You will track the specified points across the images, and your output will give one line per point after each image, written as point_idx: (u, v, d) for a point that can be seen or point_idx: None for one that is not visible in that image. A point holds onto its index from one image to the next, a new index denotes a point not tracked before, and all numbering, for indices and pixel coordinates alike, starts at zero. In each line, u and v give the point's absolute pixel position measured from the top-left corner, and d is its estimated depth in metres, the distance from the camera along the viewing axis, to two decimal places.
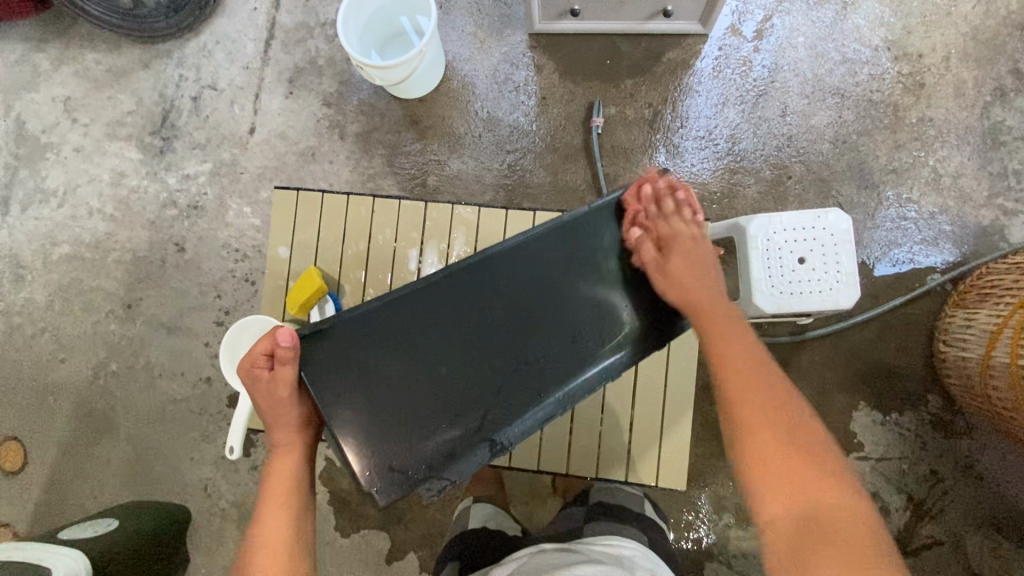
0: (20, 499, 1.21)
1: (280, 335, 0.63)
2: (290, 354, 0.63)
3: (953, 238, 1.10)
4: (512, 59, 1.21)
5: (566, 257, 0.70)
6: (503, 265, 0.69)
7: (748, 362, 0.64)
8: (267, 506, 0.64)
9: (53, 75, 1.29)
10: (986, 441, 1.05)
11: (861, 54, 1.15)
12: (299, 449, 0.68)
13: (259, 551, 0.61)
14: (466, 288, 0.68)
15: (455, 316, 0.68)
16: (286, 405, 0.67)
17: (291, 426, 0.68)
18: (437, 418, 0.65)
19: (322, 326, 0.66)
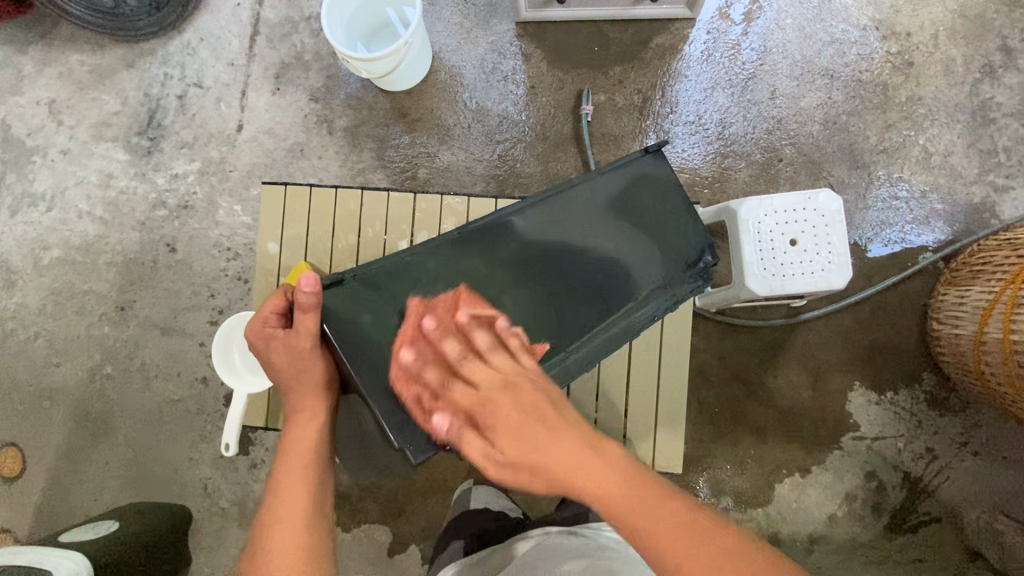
0: (20, 504, 1.21)
1: (303, 280, 0.62)
2: (313, 299, 0.63)
3: (944, 216, 1.10)
4: (499, 49, 1.20)
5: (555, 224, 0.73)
6: (501, 239, 0.72)
7: (628, 486, 0.50)
8: (286, 472, 0.63)
9: (37, 77, 1.27)
10: (981, 417, 1.05)
11: (850, 34, 1.15)
12: (320, 412, 0.68)
13: (280, 517, 0.60)
14: (472, 260, 0.71)
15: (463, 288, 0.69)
16: (309, 363, 0.67)
17: (315, 386, 0.67)
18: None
19: (343, 278, 0.67)
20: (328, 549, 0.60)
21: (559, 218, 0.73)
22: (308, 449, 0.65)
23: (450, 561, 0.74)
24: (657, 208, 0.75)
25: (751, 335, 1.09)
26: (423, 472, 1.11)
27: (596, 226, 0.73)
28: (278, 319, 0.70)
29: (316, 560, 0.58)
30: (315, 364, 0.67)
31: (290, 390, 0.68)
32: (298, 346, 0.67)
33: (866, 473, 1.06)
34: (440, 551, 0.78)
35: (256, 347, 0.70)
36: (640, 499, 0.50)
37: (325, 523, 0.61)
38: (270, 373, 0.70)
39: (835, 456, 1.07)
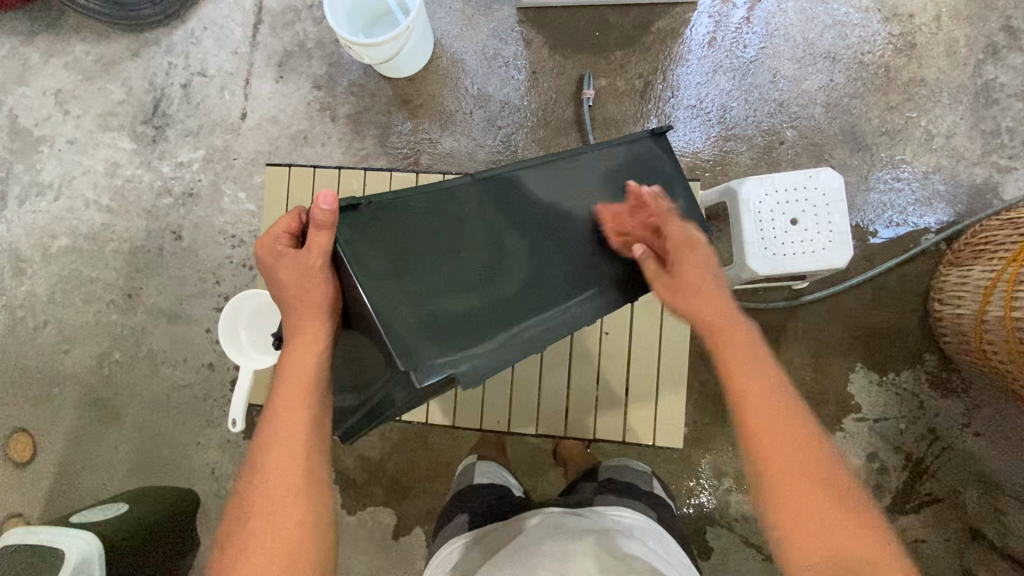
0: (32, 488, 1.23)
1: (320, 196, 0.59)
2: (328, 219, 0.60)
3: (946, 198, 1.10)
4: (501, 35, 1.21)
5: (562, 180, 0.72)
6: (495, 196, 0.69)
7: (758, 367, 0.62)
8: (287, 393, 0.61)
9: (43, 67, 1.29)
10: (983, 398, 1.05)
11: (852, 17, 1.14)
12: (321, 336, 0.64)
13: (274, 445, 0.60)
14: (469, 210, 0.68)
15: (444, 246, 0.66)
16: (315, 283, 0.64)
17: (319, 309, 0.64)
18: (445, 325, 0.62)
19: (359, 204, 0.64)
20: (324, 473, 0.61)
21: (560, 180, 0.72)
22: (306, 376, 0.62)
23: (455, 532, 0.74)
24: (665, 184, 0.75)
25: (753, 318, 1.10)
26: (427, 455, 1.12)
27: (597, 192, 0.72)
28: (290, 239, 0.69)
29: (310, 487, 0.59)
30: (321, 288, 0.63)
31: (293, 308, 0.65)
32: (305, 265, 0.63)
33: (868, 454, 1.06)
34: (444, 523, 0.78)
35: (265, 265, 0.68)
36: (754, 364, 0.62)
37: (323, 448, 0.62)
38: (275, 291, 0.67)
39: (837, 438, 1.07)
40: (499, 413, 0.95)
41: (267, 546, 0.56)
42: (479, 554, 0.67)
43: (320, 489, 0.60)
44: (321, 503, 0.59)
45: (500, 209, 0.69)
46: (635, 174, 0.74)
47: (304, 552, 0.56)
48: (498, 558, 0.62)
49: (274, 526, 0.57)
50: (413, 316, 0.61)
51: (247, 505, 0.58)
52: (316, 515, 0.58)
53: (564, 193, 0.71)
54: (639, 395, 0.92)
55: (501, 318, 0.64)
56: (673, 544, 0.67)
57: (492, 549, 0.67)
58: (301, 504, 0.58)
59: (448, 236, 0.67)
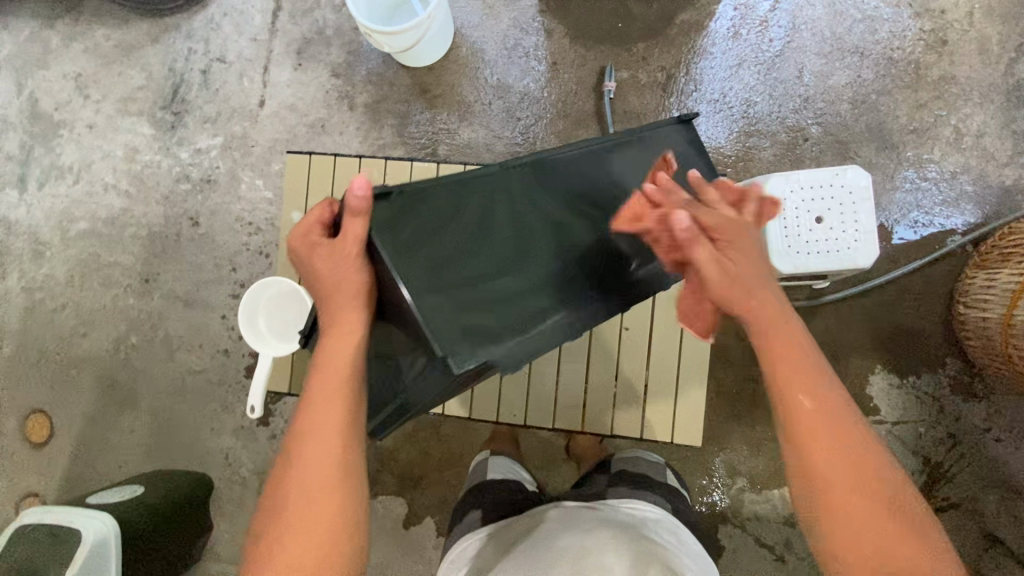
0: (49, 469, 1.25)
1: (355, 182, 0.55)
2: (364, 207, 0.55)
3: (974, 199, 1.08)
4: (522, 25, 1.19)
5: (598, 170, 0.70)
6: (532, 181, 0.66)
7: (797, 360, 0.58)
8: (323, 388, 0.59)
9: (64, 51, 1.29)
10: (1005, 403, 1.04)
11: (882, 11, 1.12)
12: (357, 329, 0.61)
13: (312, 436, 0.59)
14: (506, 195, 0.65)
15: (476, 233, 0.62)
16: (349, 274, 0.60)
17: (352, 301, 0.60)
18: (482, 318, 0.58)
19: (390, 191, 0.59)
20: (359, 464, 0.61)
21: (598, 169, 0.70)
22: (341, 369, 0.59)
23: (470, 525, 0.74)
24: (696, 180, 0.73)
25: None
26: (440, 446, 1.12)
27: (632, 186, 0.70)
28: (322, 228, 0.65)
29: (348, 478, 0.59)
30: (357, 275, 0.60)
31: (328, 298, 0.61)
32: (341, 253, 0.60)
33: None
34: (458, 519, 0.78)
35: (300, 254, 0.66)
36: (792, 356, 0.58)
37: (359, 440, 0.61)
38: (310, 281, 0.64)
39: None
40: (515, 406, 0.95)
41: (304, 536, 0.57)
42: (498, 548, 0.67)
43: (356, 480, 0.60)
44: (359, 493, 0.60)
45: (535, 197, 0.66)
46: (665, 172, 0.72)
47: (342, 539, 0.58)
48: (517, 551, 0.62)
49: (312, 515, 0.58)
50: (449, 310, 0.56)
51: (284, 493, 0.59)
52: (352, 505, 0.59)
53: (599, 184, 0.69)
54: (656, 391, 0.92)
55: (538, 308, 0.62)
56: (690, 537, 0.66)
57: (512, 538, 0.67)
58: (338, 495, 0.58)
59: (483, 225, 0.62)
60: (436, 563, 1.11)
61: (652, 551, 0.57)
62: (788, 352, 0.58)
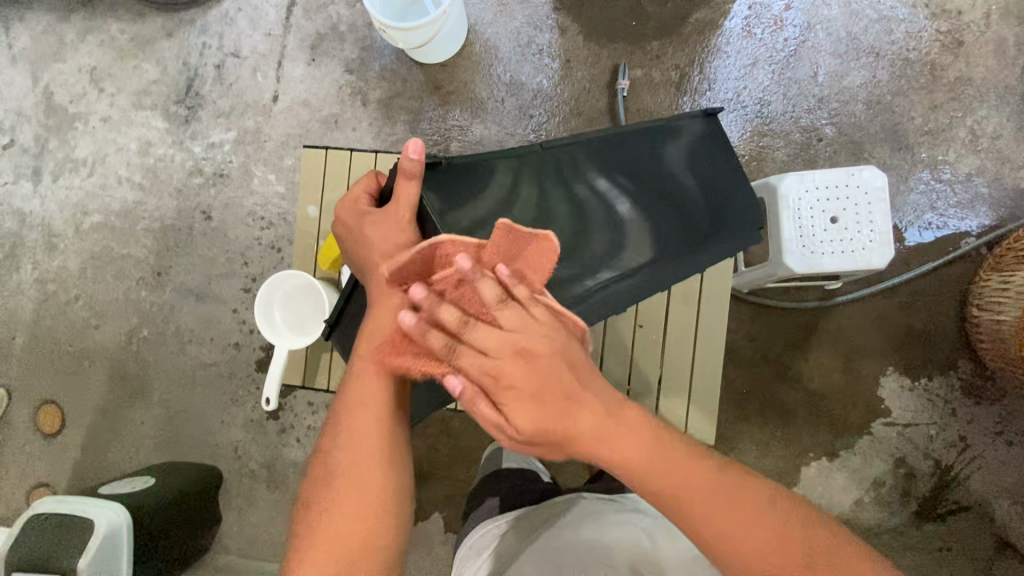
0: (60, 459, 1.26)
1: (409, 145, 0.60)
2: (418, 169, 0.61)
3: (989, 201, 1.07)
4: (536, 23, 1.19)
5: (656, 156, 0.72)
6: (596, 158, 0.70)
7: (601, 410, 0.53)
8: (371, 354, 0.60)
9: (79, 45, 1.30)
10: (1017, 407, 1.03)
11: (898, 12, 1.11)
12: None
13: (358, 408, 0.59)
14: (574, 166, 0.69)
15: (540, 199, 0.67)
16: (402, 238, 0.63)
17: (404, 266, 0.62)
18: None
19: (440, 161, 0.64)
20: (402, 441, 0.60)
21: (654, 154, 0.72)
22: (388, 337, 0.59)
23: (487, 515, 0.75)
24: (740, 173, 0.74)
25: (785, 318, 1.08)
26: (450, 441, 1.13)
27: (685, 173, 0.72)
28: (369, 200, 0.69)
29: (390, 450, 0.58)
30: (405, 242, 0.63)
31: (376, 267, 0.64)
32: (393, 220, 0.64)
33: (895, 460, 1.05)
34: (474, 508, 0.79)
35: (349, 227, 0.68)
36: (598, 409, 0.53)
37: (402, 411, 0.60)
38: (357, 252, 0.67)
39: (864, 442, 1.05)
40: None
41: (349, 512, 0.55)
42: (517, 535, 0.67)
43: (399, 457, 0.59)
44: (401, 468, 0.59)
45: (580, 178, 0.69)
46: (716, 162, 0.73)
47: (387, 516, 0.56)
48: (537, 540, 0.63)
49: (355, 490, 0.56)
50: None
51: (329, 467, 0.58)
52: (395, 480, 0.58)
53: (655, 168, 0.72)
54: (670, 387, 0.91)
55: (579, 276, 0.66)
56: None
57: (532, 525, 0.67)
58: (381, 470, 0.57)
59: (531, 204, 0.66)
60: (443, 558, 1.11)
61: (656, 551, 0.59)
62: (638, 457, 0.53)
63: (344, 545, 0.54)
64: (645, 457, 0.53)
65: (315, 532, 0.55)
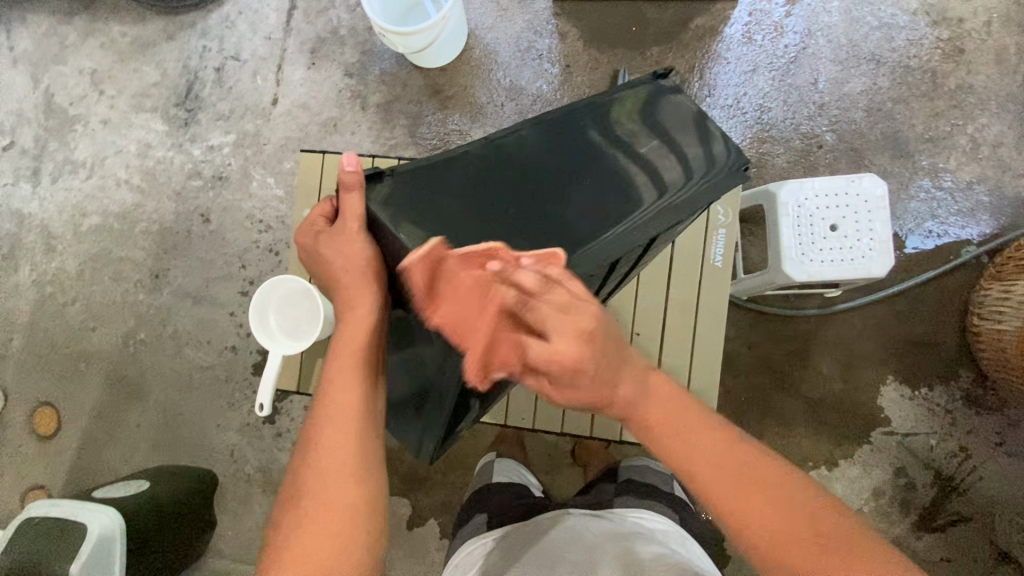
0: (55, 462, 1.25)
1: (345, 161, 0.62)
2: (357, 179, 0.60)
3: (990, 210, 1.07)
4: (536, 28, 1.19)
5: (586, 122, 0.64)
6: (522, 144, 0.62)
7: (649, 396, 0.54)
8: (340, 362, 0.62)
9: (80, 47, 1.30)
10: (1018, 416, 1.02)
11: (898, 19, 1.11)
12: (369, 306, 0.63)
13: (327, 422, 0.60)
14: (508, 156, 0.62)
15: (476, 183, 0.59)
16: (353, 249, 0.63)
17: (361, 278, 0.63)
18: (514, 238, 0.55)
19: (383, 172, 0.61)
20: (376, 446, 0.61)
21: (582, 123, 0.64)
22: (357, 346, 0.62)
23: (475, 531, 0.74)
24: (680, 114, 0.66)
25: (784, 325, 1.07)
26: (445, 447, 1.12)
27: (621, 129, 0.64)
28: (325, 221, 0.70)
29: (362, 459, 0.59)
30: (362, 252, 0.62)
31: (341, 288, 0.64)
32: (346, 232, 0.63)
33: (895, 469, 1.04)
34: (462, 525, 0.78)
35: (306, 249, 0.70)
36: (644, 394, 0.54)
37: (374, 416, 0.62)
38: (318, 271, 0.68)
39: (864, 451, 1.05)
40: (524, 410, 0.93)
41: (317, 524, 0.55)
42: (503, 552, 0.66)
43: (371, 470, 0.59)
44: (373, 478, 0.58)
45: (555, 140, 0.63)
46: (646, 113, 0.65)
47: (359, 527, 0.56)
48: (522, 560, 0.62)
49: (328, 499, 0.56)
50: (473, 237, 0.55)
51: (301, 481, 0.58)
52: (366, 490, 0.57)
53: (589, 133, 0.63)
54: None
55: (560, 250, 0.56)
56: (698, 550, 0.65)
57: (518, 544, 0.66)
58: (353, 479, 0.57)
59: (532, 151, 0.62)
60: (438, 565, 1.10)
61: (643, 555, 0.58)
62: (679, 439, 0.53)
63: (310, 561, 0.53)
64: (685, 439, 0.53)
65: (282, 548, 0.54)
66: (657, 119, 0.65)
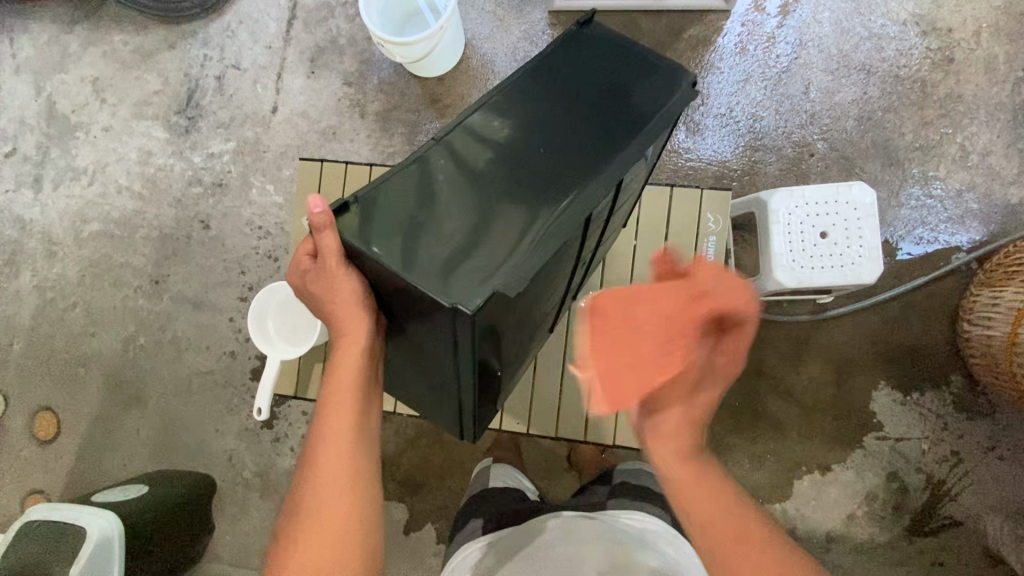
0: (54, 467, 1.26)
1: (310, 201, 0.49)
2: (330, 224, 0.49)
3: (980, 217, 1.08)
4: (532, 37, 1.21)
5: (526, 88, 0.59)
6: (473, 129, 0.56)
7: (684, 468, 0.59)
8: (334, 394, 0.61)
9: (82, 56, 1.32)
10: (1008, 421, 1.04)
11: (889, 29, 1.13)
12: (361, 342, 0.60)
13: (324, 444, 0.61)
14: (464, 144, 0.55)
15: (450, 183, 0.53)
16: (339, 287, 0.55)
17: (352, 316, 0.58)
18: (518, 220, 0.51)
19: (348, 202, 0.51)
20: (370, 467, 0.62)
21: (522, 90, 0.59)
22: (350, 381, 0.61)
23: (470, 535, 0.75)
24: (609, 47, 0.61)
25: (777, 330, 1.08)
26: (441, 452, 1.13)
27: (564, 81, 0.60)
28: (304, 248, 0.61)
29: (358, 481, 0.60)
30: (350, 289, 0.55)
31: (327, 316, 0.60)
32: (325, 268, 0.54)
33: (888, 474, 1.05)
34: (460, 528, 0.79)
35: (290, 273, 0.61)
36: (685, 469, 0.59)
37: (367, 439, 0.63)
38: (306, 297, 0.62)
39: (856, 455, 1.06)
40: (519, 415, 0.94)
41: (315, 547, 0.56)
42: (498, 556, 0.67)
43: (364, 488, 0.60)
44: (367, 498, 0.60)
45: (505, 115, 0.57)
46: (581, 56, 0.61)
47: (354, 547, 0.57)
48: (515, 561, 0.63)
49: (323, 521, 0.57)
50: (486, 239, 0.50)
51: (301, 498, 0.60)
52: (361, 510, 0.59)
53: (534, 92, 0.59)
54: None
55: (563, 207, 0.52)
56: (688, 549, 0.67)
57: (511, 548, 0.67)
58: (348, 500, 0.59)
59: (511, 124, 0.57)
60: (435, 570, 1.11)
61: (632, 555, 0.59)
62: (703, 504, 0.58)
63: None
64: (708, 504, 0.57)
65: (287, 564, 0.56)
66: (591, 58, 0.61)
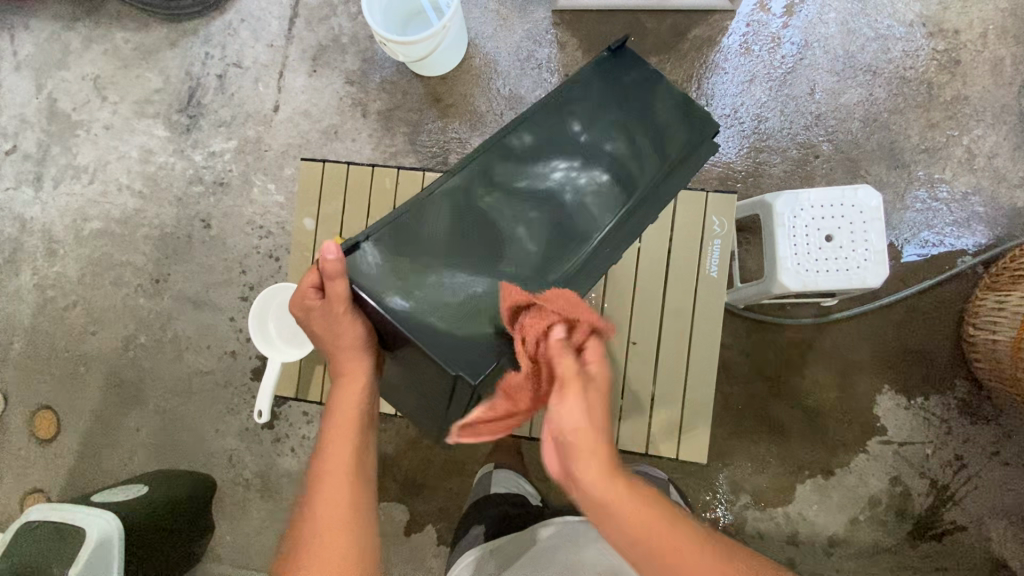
0: (54, 466, 1.26)
1: (325, 248, 0.57)
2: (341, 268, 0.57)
3: (985, 220, 1.07)
4: (535, 37, 1.20)
5: (547, 122, 0.70)
6: (495, 160, 0.67)
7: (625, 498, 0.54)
8: (334, 430, 0.63)
9: (83, 54, 1.31)
10: (1013, 425, 1.03)
11: (895, 30, 1.12)
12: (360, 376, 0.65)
13: (324, 478, 0.60)
14: (484, 173, 0.66)
15: (467, 211, 0.64)
16: (345, 327, 0.63)
17: (353, 353, 0.64)
18: (518, 254, 0.63)
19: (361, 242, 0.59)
20: (370, 505, 0.61)
21: (542, 125, 0.69)
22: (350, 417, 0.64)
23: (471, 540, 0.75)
24: (629, 92, 0.72)
25: (780, 334, 1.08)
26: (442, 454, 1.12)
27: (579, 122, 0.70)
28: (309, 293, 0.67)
29: (358, 516, 0.59)
30: (353, 329, 0.63)
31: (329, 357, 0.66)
32: (334, 311, 0.62)
33: (891, 478, 1.04)
34: (461, 534, 0.79)
35: (299, 318, 0.67)
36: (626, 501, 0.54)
37: (366, 478, 0.62)
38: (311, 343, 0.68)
39: (859, 459, 1.05)
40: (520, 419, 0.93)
41: None
42: (500, 560, 0.67)
43: (364, 521, 0.59)
44: (367, 532, 0.58)
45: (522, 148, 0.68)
46: (602, 100, 0.71)
47: None
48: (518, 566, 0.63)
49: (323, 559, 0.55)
50: (502, 270, 0.62)
51: (299, 537, 0.57)
52: (362, 545, 0.57)
53: (552, 130, 0.69)
54: (662, 399, 0.88)
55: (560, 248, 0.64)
56: None
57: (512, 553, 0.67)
58: (349, 535, 0.57)
59: (522, 163, 0.68)
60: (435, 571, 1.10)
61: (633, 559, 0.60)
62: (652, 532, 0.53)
63: None
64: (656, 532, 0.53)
65: None
66: (609, 102, 0.71)
